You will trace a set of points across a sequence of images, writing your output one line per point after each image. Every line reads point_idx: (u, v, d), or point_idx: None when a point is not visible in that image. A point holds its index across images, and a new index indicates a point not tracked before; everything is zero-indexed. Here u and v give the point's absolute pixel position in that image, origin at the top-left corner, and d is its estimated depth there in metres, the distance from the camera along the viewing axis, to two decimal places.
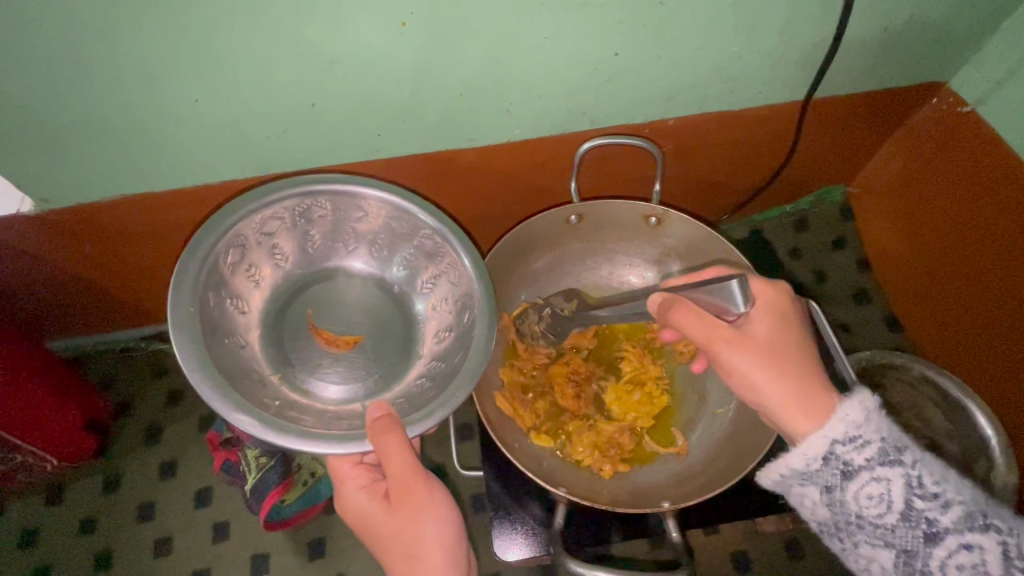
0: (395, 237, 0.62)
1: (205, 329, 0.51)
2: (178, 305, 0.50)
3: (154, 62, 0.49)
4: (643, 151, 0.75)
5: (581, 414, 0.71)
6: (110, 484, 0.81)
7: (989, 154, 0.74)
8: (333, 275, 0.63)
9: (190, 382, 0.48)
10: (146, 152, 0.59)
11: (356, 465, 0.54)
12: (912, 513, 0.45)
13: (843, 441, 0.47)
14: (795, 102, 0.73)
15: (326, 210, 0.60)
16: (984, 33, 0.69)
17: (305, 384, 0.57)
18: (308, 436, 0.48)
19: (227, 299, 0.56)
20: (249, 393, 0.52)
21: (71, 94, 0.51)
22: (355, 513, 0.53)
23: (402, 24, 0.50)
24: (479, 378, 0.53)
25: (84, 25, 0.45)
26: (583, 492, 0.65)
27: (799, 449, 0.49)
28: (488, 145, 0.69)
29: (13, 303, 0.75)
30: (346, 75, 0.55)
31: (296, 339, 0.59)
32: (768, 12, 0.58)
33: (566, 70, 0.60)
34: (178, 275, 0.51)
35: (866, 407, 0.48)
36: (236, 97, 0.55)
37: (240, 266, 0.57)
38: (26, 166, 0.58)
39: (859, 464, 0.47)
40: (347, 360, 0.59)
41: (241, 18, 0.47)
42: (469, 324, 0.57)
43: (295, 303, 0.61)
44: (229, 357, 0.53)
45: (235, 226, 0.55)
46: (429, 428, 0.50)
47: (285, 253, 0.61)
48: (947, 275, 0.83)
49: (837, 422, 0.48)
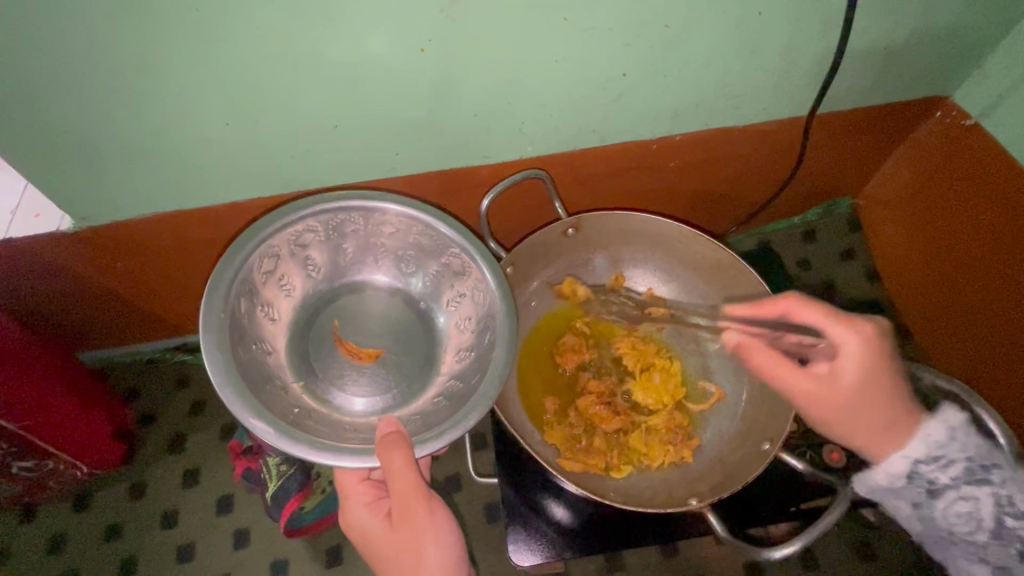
0: (422, 252, 0.65)
1: (234, 335, 0.54)
2: (209, 309, 0.53)
3: (193, 86, 0.53)
4: (653, 163, 0.77)
5: (629, 426, 0.68)
6: (136, 490, 0.84)
7: (993, 166, 0.75)
8: (361, 288, 0.66)
9: (214, 387, 0.50)
10: (180, 171, 0.63)
11: (361, 481, 0.56)
12: (1003, 531, 0.49)
13: (927, 461, 0.52)
14: (799, 116, 0.75)
15: (359, 224, 0.62)
16: (983, 49, 0.70)
17: (325, 394, 0.59)
18: (317, 447, 0.49)
19: (258, 306, 0.59)
20: (271, 400, 0.54)
21: (116, 117, 0.54)
22: (359, 532, 0.54)
23: (422, 50, 0.53)
24: (492, 404, 0.53)
25: (130, 55, 0.48)
26: (689, 490, 0.64)
27: (880, 468, 0.53)
28: (500, 162, 0.71)
29: (45, 316, 0.78)
30: (369, 97, 0.57)
31: (321, 349, 0.62)
32: (772, 32, 0.60)
33: (578, 88, 0.62)
34: (212, 281, 0.54)
35: (951, 426, 0.53)
36: (265, 118, 0.58)
37: (273, 275, 0.60)
38: (69, 186, 0.61)
39: (945, 483, 0.51)
40: (369, 373, 0.61)
41: (273, 48, 0.50)
42: (489, 347, 0.58)
43: (324, 313, 0.64)
44: (254, 362, 0.56)
45: (270, 237, 0.57)
46: (437, 449, 0.51)
47: (317, 264, 0.64)
48: (959, 293, 0.83)
49: (918, 443, 0.52)
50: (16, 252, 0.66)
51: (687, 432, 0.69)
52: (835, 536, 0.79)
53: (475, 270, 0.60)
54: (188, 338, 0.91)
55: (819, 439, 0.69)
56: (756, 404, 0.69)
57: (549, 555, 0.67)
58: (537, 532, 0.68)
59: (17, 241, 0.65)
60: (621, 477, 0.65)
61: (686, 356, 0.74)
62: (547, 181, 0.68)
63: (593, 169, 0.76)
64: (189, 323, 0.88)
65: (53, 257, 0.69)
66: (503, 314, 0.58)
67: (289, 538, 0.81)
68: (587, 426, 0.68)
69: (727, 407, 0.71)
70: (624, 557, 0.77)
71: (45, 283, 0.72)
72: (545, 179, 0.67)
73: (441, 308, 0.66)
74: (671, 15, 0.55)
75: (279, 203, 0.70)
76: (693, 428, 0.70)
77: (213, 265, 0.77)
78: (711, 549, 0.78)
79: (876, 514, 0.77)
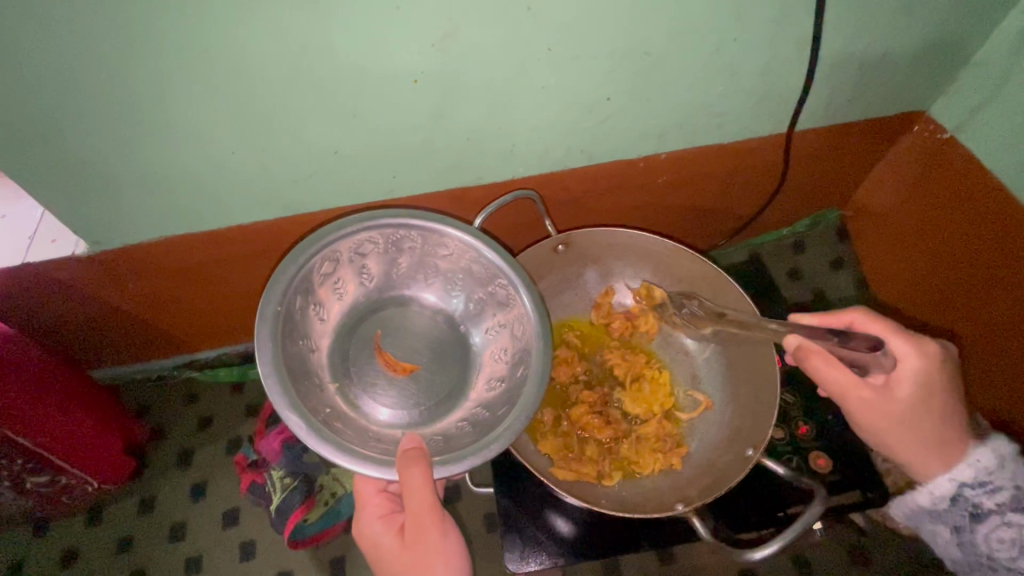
0: (470, 280, 0.67)
1: (285, 328, 0.57)
2: (268, 301, 0.56)
3: (202, 119, 0.56)
4: (642, 180, 0.80)
5: (620, 435, 0.70)
6: (146, 504, 0.86)
7: (972, 178, 0.77)
8: (407, 303, 0.69)
9: (260, 374, 0.53)
10: (189, 197, 0.66)
11: (378, 492, 0.59)
12: None
13: (972, 485, 0.55)
14: (780, 134, 0.78)
15: (416, 242, 0.65)
16: (957, 65, 0.73)
17: (356, 399, 0.62)
18: (344, 453, 0.52)
19: (311, 304, 0.62)
20: (308, 396, 0.57)
21: (130, 147, 0.58)
22: (371, 544, 0.56)
23: (415, 81, 0.57)
24: (512, 442, 0.55)
25: (145, 90, 0.52)
26: (672, 496, 0.66)
27: (925, 488, 0.57)
28: (495, 182, 0.74)
29: (61, 335, 0.82)
30: (368, 125, 0.61)
31: (362, 355, 0.65)
32: (747, 57, 0.63)
33: (564, 113, 0.66)
34: (276, 275, 0.57)
35: (1001, 454, 0.56)
36: (270, 146, 0.61)
37: (331, 278, 0.63)
38: (86, 212, 0.65)
39: (990, 508, 0.55)
40: (401, 386, 0.64)
41: (276, 82, 0.54)
42: (521, 382, 0.61)
43: (370, 321, 0.67)
44: (298, 356, 0.59)
45: (333, 244, 0.60)
46: (455, 473, 0.53)
47: (371, 274, 0.67)
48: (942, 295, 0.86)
49: (968, 468, 0.55)
50: (34, 275, 0.70)
51: (677, 440, 0.71)
52: (828, 542, 0.80)
53: (518, 302, 0.63)
54: (198, 355, 0.95)
55: (805, 446, 0.72)
56: (741, 412, 0.71)
57: (544, 561, 0.69)
58: (532, 540, 0.70)
59: (34, 265, 0.68)
60: (612, 485, 0.66)
61: (675, 364, 0.77)
62: (538, 201, 0.71)
63: (583, 188, 0.79)
64: (199, 340, 0.91)
65: (68, 280, 0.72)
66: (539, 348, 0.60)
67: (293, 549, 0.83)
68: (580, 436, 0.70)
69: (715, 416, 0.73)
70: (620, 563, 0.79)
71: (60, 304, 0.76)
72: (537, 199, 0.70)
73: (480, 332, 0.69)
74: (650, 43, 0.58)
75: (284, 225, 0.73)
76: (682, 436, 0.72)
77: (220, 285, 0.81)
78: (704, 556, 0.79)
79: (865, 519, 0.80)
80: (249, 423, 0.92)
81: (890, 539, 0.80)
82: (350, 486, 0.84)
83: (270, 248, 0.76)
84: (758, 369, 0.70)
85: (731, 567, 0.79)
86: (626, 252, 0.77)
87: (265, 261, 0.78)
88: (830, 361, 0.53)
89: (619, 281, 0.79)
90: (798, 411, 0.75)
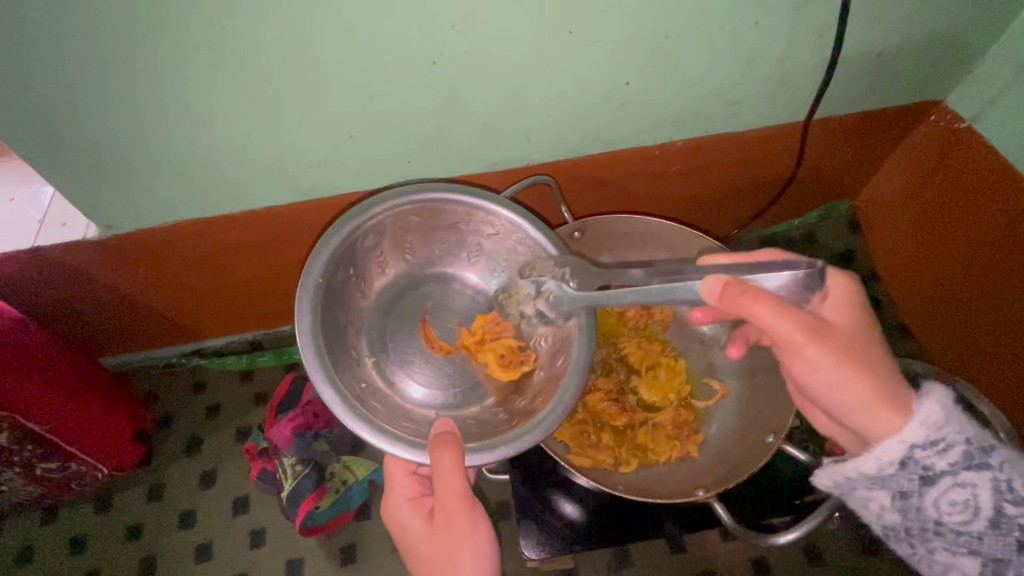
0: (515, 262, 0.66)
1: (325, 301, 0.57)
2: (309, 272, 0.55)
3: (218, 101, 0.56)
4: (657, 168, 0.80)
5: (637, 422, 0.70)
6: (154, 492, 0.86)
7: (988, 168, 0.77)
8: (448, 281, 0.70)
9: (300, 346, 0.53)
10: (202, 180, 0.65)
11: (409, 474, 0.58)
12: (1001, 519, 0.48)
13: (924, 446, 0.48)
14: (797, 122, 0.77)
15: (459, 220, 0.64)
16: (976, 53, 0.72)
17: (392, 374, 0.64)
18: (379, 431, 0.51)
19: (354, 278, 0.63)
20: (347, 369, 0.58)
21: (144, 128, 0.57)
22: (398, 528, 0.56)
23: (434, 63, 0.56)
24: (546, 436, 0.53)
25: (159, 70, 0.51)
26: (692, 481, 0.65)
27: (873, 453, 0.50)
28: (510, 168, 0.74)
29: (70, 321, 0.81)
30: (384, 109, 0.60)
31: (401, 331, 0.67)
32: (767, 42, 0.62)
33: (581, 98, 0.65)
34: (317, 246, 0.56)
35: (945, 407, 0.49)
36: (286, 130, 0.61)
37: (375, 252, 0.64)
38: (96, 195, 0.64)
39: (942, 469, 0.49)
40: (437, 365, 0.66)
41: (293, 63, 0.53)
42: (561, 369, 0.59)
43: (411, 296, 0.69)
44: (341, 327, 0.60)
45: (378, 217, 0.59)
46: (487, 461, 0.52)
47: (414, 250, 0.67)
48: (945, 288, 0.87)
49: (918, 426, 0.48)
50: (44, 259, 0.69)
51: (694, 428, 0.71)
52: (839, 530, 0.80)
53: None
54: (206, 343, 0.94)
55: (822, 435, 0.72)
56: (756, 402, 0.71)
57: (559, 548, 0.69)
58: (548, 527, 0.70)
59: (45, 249, 0.68)
60: (630, 472, 0.66)
61: (692, 354, 0.77)
62: (555, 187, 0.71)
63: (598, 175, 0.79)
64: (207, 327, 0.91)
65: (79, 264, 0.72)
66: (584, 334, 0.57)
67: (305, 537, 0.82)
68: (597, 422, 0.70)
69: (731, 405, 0.73)
70: (631, 551, 0.79)
71: (71, 289, 0.75)
72: (554, 186, 0.70)
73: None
74: (671, 26, 0.58)
75: (298, 209, 0.72)
76: (699, 424, 0.72)
77: (231, 271, 0.80)
78: (716, 545, 0.79)
79: None
80: (258, 411, 0.92)
81: None
82: (362, 475, 0.83)
83: (284, 233, 0.76)
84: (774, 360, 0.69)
85: (742, 555, 0.79)
86: (642, 241, 0.76)
87: (278, 247, 0.78)
88: (760, 299, 0.45)
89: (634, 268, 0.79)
90: None
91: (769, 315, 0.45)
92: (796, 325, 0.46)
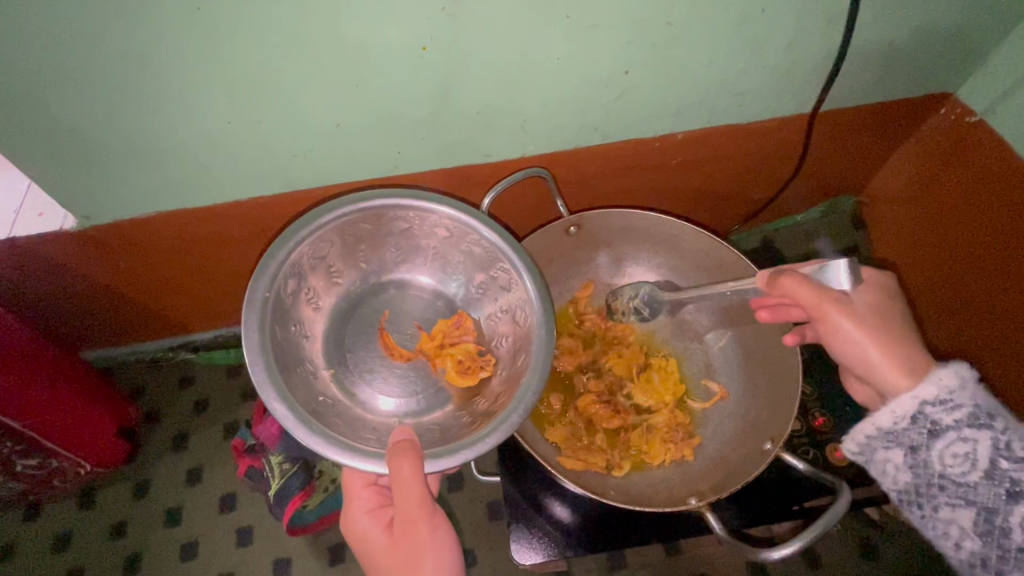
0: (474, 262, 0.66)
1: (275, 315, 0.55)
2: (256, 288, 0.53)
3: (196, 87, 0.53)
4: (654, 162, 0.77)
5: (629, 425, 0.69)
6: (140, 488, 0.84)
7: (1000, 164, 0.74)
8: (406, 286, 0.69)
9: (247, 364, 0.51)
10: (184, 170, 0.63)
11: (367, 485, 0.56)
12: (996, 473, 0.46)
13: (934, 404, 0.49)
14: (802, 114, 0.75)
15: (411, 223, 0.63)
16: (990, 44, 0.69)
17: (352, 386, 0.62)
18: (334, 442, 0.50)
19: (304, 289, 0.61)
20: (301, 385, 0.56)
21: (121, 116, 0.55)
22: (359, 540, 0.54)
23: (423, 48, 0.53)
24: (510, 436, 0.51)
25: (130, 53, 0.48)
26: (686, 489, 0.63)
27: (886, 408, 0.51)
28: (503, 161, 0.72)
29: (51, 314, 0.79)
30: (371, 96, 0.58)
31: (359, 341, 0.65)
32: (774, 30, 0.59)
33: (579, 86, 0.62)
34: (264, 259, 0.55)
35: (963, 377, 0.49)
36: (270, 118, 0.58)
37: (325, 262, 0.62)
38: (72, 184, 0.62)
39: (947, 424, 0.49)
40: (399, 374, 0.65)
41: (273, 48, 0.50)
42: (522, 370, 0.58)
43: (368, 305, 0.68)
44: (292, 342, 0.58)
45: (329, 224, 0.58)
46: (450, 466, 0.50)
47: (367, 256, 0.66)
48: (950, 268, 0.85)
49: (929, 385, 0.49)
50: (20, 251, 0.66)
51: (688, 430, 0.70)
52: (837, 533, 0.79)
53: (520, 285, 0.60)
54: (193, 337, 0.92)
55: (822, 439, 0.70)
56: (757, 404, 0.69)
57: (552, 552, 0.67)
58: (540, 530, 0.68)
59: (20, 241, 0.65)
60: (622, 476, 0.64)
61: (690, 354, 0.75)
62: (551, 180, 0.68)
63: (595, 168, 0.76)
64: (194, 321, 0.88)
65: (57, 257, 0.69)
66: (541, 335, 0.56)
67: (292, 536, 0.81)
68: (588, 424, 0.68)
69: (729, 407, 0.71)
70: (625, 554, 0.77)
71: (48, 282, 0.73)
72: (549, 178, 0.67)
73: (482, 316, 0.68)
74: (672, 13, 0.55)
75: (283, 201, 0.70)
76: (694, 427, 0.70)
77: (217, 264, 0.77)
78: (711, 548, 0.78)
79: (879, 512, 0.79)
80: (246, 407, 0.90)
81: (900, 531, 0.79)
82: None
83: (268, 226, 0.74)
84: (780, 359, 0.67)
85: (738, 557, 0.78)
86: (640, 237, 0.74)
87: (263, 239, 0.75)
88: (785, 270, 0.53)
89: (632, 264, 0.77)
90: (815, 403, 0.73)
91: (797, 284, 0.52)
92: (825, 293, 0.52)
